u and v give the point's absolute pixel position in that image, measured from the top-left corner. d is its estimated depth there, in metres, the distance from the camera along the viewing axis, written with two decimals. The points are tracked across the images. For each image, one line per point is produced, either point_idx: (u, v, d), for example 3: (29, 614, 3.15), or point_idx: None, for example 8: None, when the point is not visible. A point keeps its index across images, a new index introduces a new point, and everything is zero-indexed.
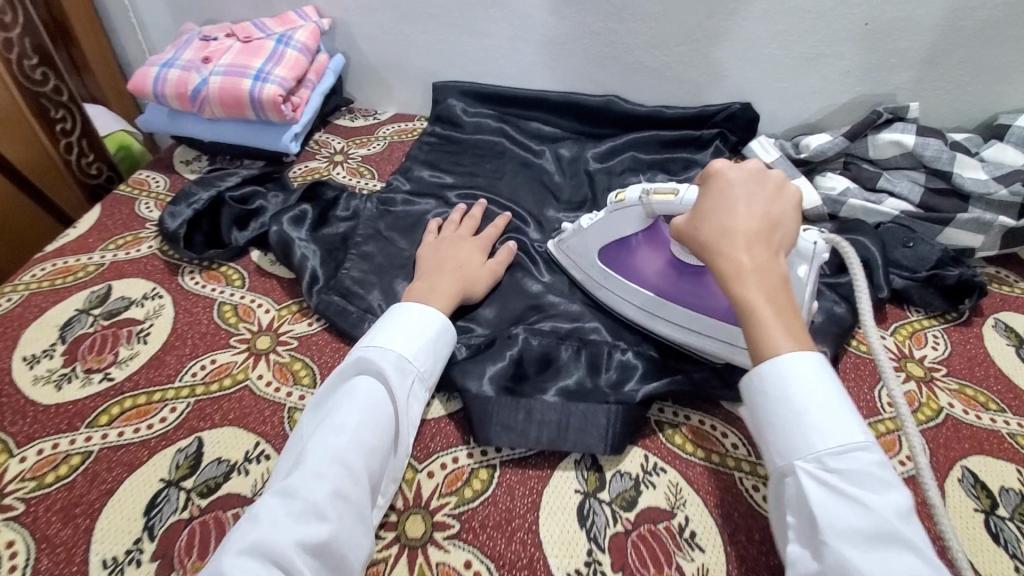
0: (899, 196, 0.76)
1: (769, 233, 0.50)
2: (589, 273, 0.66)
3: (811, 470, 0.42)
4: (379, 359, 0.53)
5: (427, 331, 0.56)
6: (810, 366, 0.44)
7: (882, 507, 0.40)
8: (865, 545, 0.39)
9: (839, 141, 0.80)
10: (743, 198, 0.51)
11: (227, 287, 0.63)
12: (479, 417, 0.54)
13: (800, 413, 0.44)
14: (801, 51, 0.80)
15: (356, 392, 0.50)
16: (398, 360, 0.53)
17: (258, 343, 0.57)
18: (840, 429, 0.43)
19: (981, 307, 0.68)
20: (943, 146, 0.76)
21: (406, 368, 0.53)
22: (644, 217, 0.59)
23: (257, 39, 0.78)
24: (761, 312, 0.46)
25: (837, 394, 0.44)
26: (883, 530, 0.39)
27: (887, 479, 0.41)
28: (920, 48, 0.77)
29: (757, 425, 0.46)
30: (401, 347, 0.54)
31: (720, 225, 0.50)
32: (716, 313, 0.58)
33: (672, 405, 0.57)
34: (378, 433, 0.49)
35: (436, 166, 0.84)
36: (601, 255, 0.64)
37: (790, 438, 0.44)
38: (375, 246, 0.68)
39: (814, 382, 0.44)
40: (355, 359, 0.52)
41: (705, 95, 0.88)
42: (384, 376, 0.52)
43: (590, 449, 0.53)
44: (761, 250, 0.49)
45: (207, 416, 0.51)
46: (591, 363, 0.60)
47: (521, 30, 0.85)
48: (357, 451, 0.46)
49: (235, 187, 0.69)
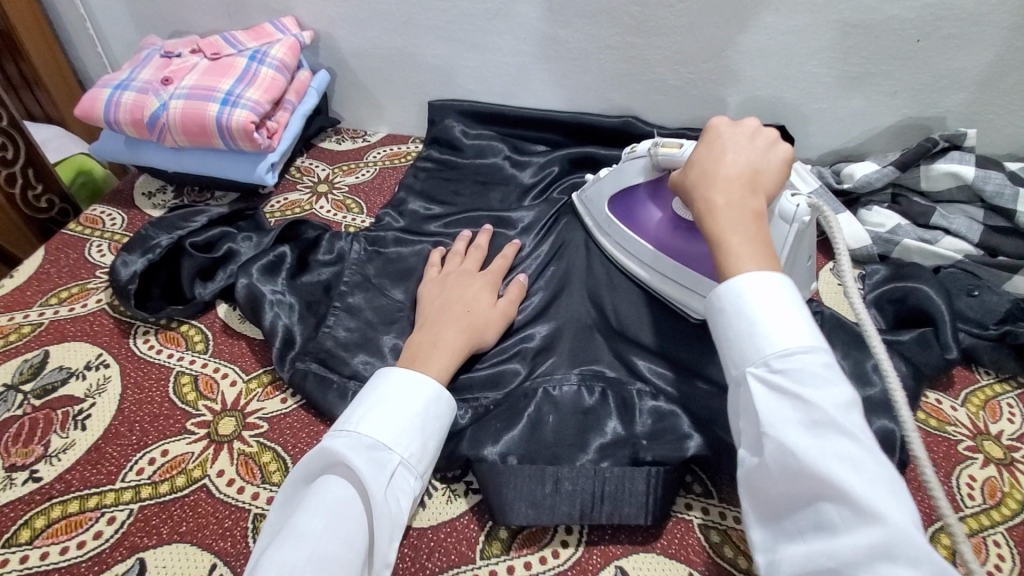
0: (957, 234, 0.67)
1: (752, 180, 0.48)
2: (598, 222, 0.66)
3: (761, 375, 0.39)
4: (352, 449, 0.43)
5: (413, 407, 0.45)
6: (771, 287, 0.41)
7: (823, 401, 0.37)
8: (804, 439, 0.36)
9: (889, 171, 0.70)
10: (731, 147, 0.50)
11: (187, 352, 0.54)
12: (496, 495, 0.46)
13: (754, 327, 0.41)
14: (843, 69, 0.71)
15: (324, 496, 0.41)
16: (374, 448, 0.43)
17: (220, 428, 0.49)
18: (790, 335, 0.39)
19: None
20: (1005, 180, 0.67)
21: (386, 460, 0.43)
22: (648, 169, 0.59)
23: (228, 56, 0.72)
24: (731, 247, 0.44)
25: (794, 306, 0.40)
26: (824, 422, 0.36)
27: (832, 375, 0.38)
28: (981, 68, 0.68)
29: (715, 342, 0.44)
30: (379, 432, 0.44)
31: (700, 169, 0.49)
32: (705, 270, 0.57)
33: (719, 503, 0.48)
34: (345, 553, 0.39)
35: (432, 197, 0.75)
36: (613, 204, 0.64)
37: (740, 349, 0.41)
38: (362, 297, 0.59)
39: (769, 298, 0.41)
40: (321, 451, 0.42)
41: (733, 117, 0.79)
42: (358, 472, 0.42)
43: (629, 520, 0.45)
44: (740, 193, 0.47)
45: (152, 529, 0.43)
46: (623, 408, 0.52)
47: (527, 44, 0.75)
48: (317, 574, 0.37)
49: (200, 230, 0.60)
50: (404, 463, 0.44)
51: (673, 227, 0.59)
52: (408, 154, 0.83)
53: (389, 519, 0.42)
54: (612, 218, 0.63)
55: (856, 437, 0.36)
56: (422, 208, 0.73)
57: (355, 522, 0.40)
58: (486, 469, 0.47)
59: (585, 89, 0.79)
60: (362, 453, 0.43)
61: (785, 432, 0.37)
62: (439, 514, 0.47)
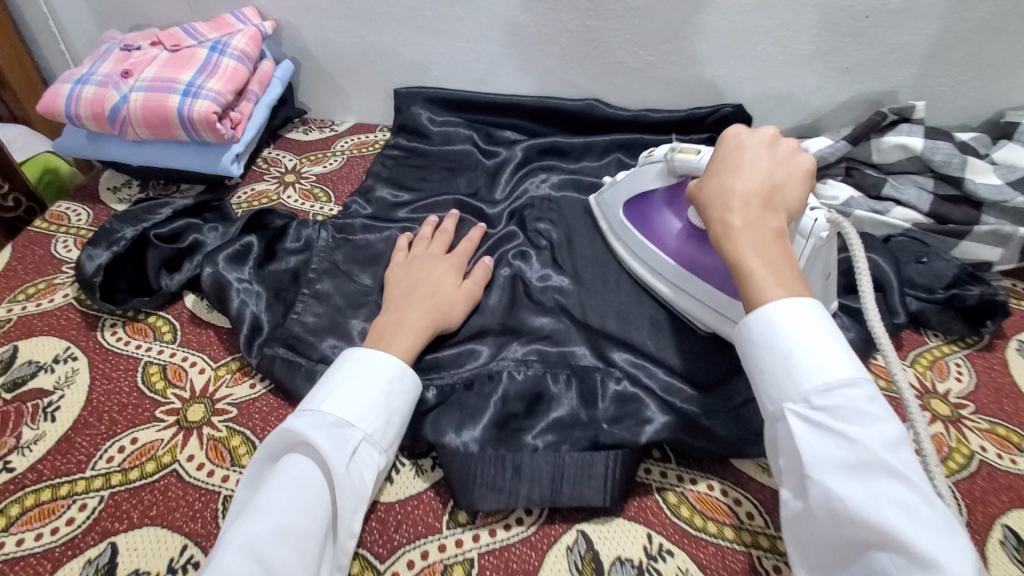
0: (907, 204, 0.70)
1: (771, 194, 0.48)
2: (612, 225, 0.66)
3: (799, 410, 0.40)
4: (314, 426, 0.44)
5: (375, 383, 0.47)
6: (804, 315, 0.41)
7: (869, 441, 0.37)
8: (858, 488, 0.36)
9: (842, 146, 0.73)
10: (747, 160, 0.50)
11: (155, 343, 0.55)
12: (460, 476, 0.47)
13: (788, 358, 0.41)
14: (798, 47, 0.73)
15: (289, 472, 0.42)
16: (337, 425, 0.45)
17: (189, 415, 0.50)
18: (827, 368, 0.40)
19: (1003, 328, 0.63)
20: (953, 149, 0.70)
21: (349, 436, 0.45)
22: (665, 174, 0.60)
23: (188, 48, 0.72)
24: (754, 270, 0.44)
25: (830, 334, 0.41)
26: (867, 462, 0.37)
27: (877, 411, 0.38)
28: (925, 41, 0.71)
29: (748, 375, 0.44)
30: (340, 408, 0.46)
31: (719, 166, 0.50)
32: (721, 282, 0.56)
33: (676, 467, 0.50)
34: (309, 526, 0.40)
35: (399, 183, 0.75)
36: (627, 209, 0.64)
37: (776, 385, 0.42)
38: (330, 283, 0.60)
39: (805, 327, 0.41)
40: (284, 430, 0.44)
41: (693, 97, 0.80)
42: (320, 449, 0.43)
43: (588, 502, 0.46)
44: (760, 209, 0.47)
45: (123, 513, 0.44)
46: (585, 394, 0.53)
47: (488, 29, 0.76)
48: (281, 542, 0.39)
49: (164, 222, 0.60)
50: (368, 439, 0.45)
51: (687, 237, 0.60)
52: (375, 142, 0.84)
53: (354, 492, 0.43)
54: (626, 221, 0.64)
55: (908, 481, 0.36)
56: (388, 195, 0.74)
57: (319, 497, 0.42)
58: (451, 454, 0.47)
59: (548, 74, 0.80)
60: (325, 429, 0.44)
61: (828, 485, 0.38)
62: (407, 489, 0.49)
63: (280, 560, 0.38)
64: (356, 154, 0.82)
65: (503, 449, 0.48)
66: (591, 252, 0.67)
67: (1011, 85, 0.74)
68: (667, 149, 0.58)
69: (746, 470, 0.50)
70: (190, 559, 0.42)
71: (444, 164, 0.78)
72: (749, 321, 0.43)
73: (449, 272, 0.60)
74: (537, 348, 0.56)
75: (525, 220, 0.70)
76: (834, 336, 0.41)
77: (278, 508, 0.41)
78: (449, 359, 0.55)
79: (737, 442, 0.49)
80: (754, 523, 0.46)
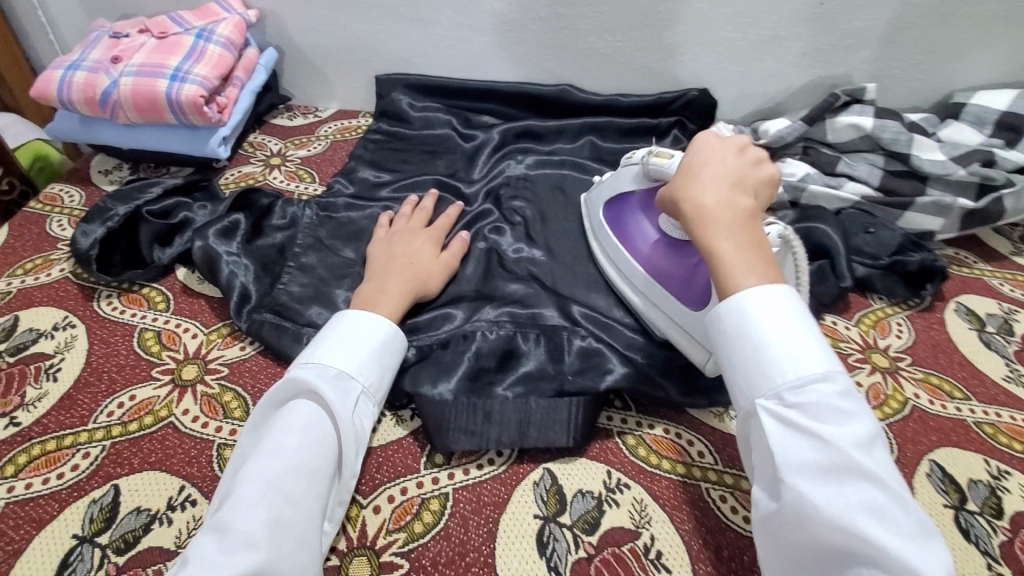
0: (860, 179, 0.83)
1: (741, 180, 0.59)
2: (594, 226, 0.74)
3: (771, 407, 0.51)
4: (319, 378, 0.56)
5: (369, 346, 0.58)
6: (773, 299, 0.53)
7: (840, 440, 0.47)
8: (824, 480, 0.47)
9: (798, 125, 0.85)
10: (717, 155, 0.61)
11: (149, 311, 0.65)
12: (436, 422, 0.58)
13: (760, 345, 0.52)
14: (759, 32, 0.84)
15: (296, 415, 0.54)
16: (339, 378, 0.56)
17: (184, 374, 0.61)
18: (800, 360, 0.51)
19: (943, 292, 0.74)
20: (900, 129, 0.83)
21: (348, 387, 0.56)
22: (640, 175, 0.69)
23: (174, 35, 0.75)
24: (723, 255, 0.56)
25: (801, 328, 0.52)
26: (839, 463, 0.46)
27: (850, 410, 0.48)
28: (879, 27, 0.83)
29: (725, 367, 0.55)
30: (340, 363, 0.57)
31: (688, 167, 0.62)
32: (671, 282, 0.65)
33: (635, 415, 0.63)
34: (315, 462, 0.52)
35: (380, 165, 0.84)
36: (607, 208, 0.73)
37: (752, 378, 0.52)
38: (314, 256, 0.69)
39: (776, 315, 0.52)
40: (291, 378, 0.56)
41: (649, 83, 0.91)
42: (324, 396, 0.55)
43: (555, 441, 0.58)
44: (731, 196, 0.58)
45: (123, 460, 0.54)
46: (552, 350, 0.64)
47: (468, 17, 0.85)
48: (294, 478, 0.50)
49: (156, 200, 0.70)
50: (364, 390, 0.57)
51: (657, 241, 0.68)
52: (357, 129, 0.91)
53: (353, 434, 0.55)
54: (603, 222, 0.73)
55: (883, 488, 0.45)
56: (372, 178, 0.82)
57: (324, 437, 0.54)
58: (429, 403, 0.59)
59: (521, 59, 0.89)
60: (327, 383, 0.56)
61: (800, 471, 0.48)
62: (388, 436, 0.61)
63: (293, 485, 0.50)
64: (338, 141, 0.89)
65: (474, 398, 0.59)
66: (562, 226, 0.77)
67: (959, 70, 0.88)
68: (645, 154, 0.68)
69: (699, 418, 0.63)
70: (188, 497, 0.52)
71: (423, 147, 0.87)
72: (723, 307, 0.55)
73: (426, 245, 0.69)
74: (507, 311, 0.67)
75: (501, 200, 0.79)
76: (813, 338, 0.51)
77: (287, 447, 0.52)
78: (433, 318, 0.66)
79: (683, 398, 0.62)
80: (703, 460, 0.59)
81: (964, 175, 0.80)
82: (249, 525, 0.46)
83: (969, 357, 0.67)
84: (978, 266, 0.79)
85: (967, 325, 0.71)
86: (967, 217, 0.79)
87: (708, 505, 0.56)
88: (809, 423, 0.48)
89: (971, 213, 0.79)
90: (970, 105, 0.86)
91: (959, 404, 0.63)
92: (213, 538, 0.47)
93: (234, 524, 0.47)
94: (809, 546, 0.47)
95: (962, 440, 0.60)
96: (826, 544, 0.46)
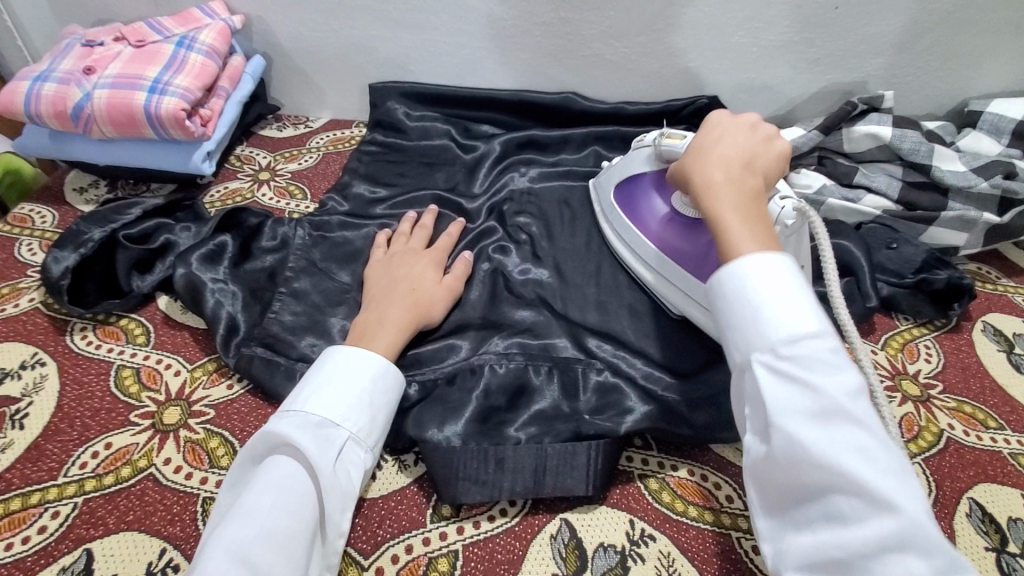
0: (878, 192, 0.83)
1: (749, 159, 0.62)
2: (605, 208, 0.80)
3: (766, 360, 0.50)
4: (299, 428, 0.56)
5: (357, 392, 0.58)
6: (772, 269, 0.53)
7: (829, 389, 0.47)
8: (817, 423, 0.47)
9: (812, 136, 0.85)
10: (728, 135, 0.65)
11: (129, 344, 0.70)
12: (445, 474, 0.57)
13: (757, 311, 0.52)
14: (766, 38, 0.87)
15: (275, 471, 0.53)
16: (322, 429, 0.56)
17: (164, 419, 0.64)
18: (791, 322, 0.51)
19: (970, 312, 0.74)
20: (918, 139, 0.84)
21: (333, 436, 0.56)
22: (652, 157, 0.74)
23: (153, 44, 0.84)
24: (728, 222, 0.57)
25: (791, 284, 0.52)
26: (829, 408, 0.46)
27: (836, 361, 0.49)
28: (894, 32, 0.86)
29: (722, 325, 0.55)
30: (326, 409, 0.57)
31: (699, 146, 0.65)
32: (688, 257, 0.69)
33: (657, 455, 0.63)
34: (292, 521, 0.51)
35: (375, 179, 0.87)
36: (618, 191, 0.79)
37: (746, 333, 0.53)
38: (307, 281, 0.73)
39: (766, 277, 0.53)
40: (271, 431, 0.55)
41: (635, 92, 0.96)
42: (306, 446, 0.54)
43: (572, 490, 0.57)
44: (737, 170, 0.61)
45: (96, 521, 0.56)
46: (566, 387, 0.65)
47: (464, 21, 0.88)
48: (267, 542, 0.49)
49: (133, 223, 0.75)
50: (352, 436, 0.57)
51: (670, 222, 0.72)
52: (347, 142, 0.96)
53: (338, 487, 0.54)
54: (616, 205, 0.78)
55: (868, 430, 0.46)
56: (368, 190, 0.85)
57: (303, 493, 0.53)
58: (436, 452, 0.58)
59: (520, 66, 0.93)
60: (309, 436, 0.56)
61: (791, 415, 0.48)
62: (391, 486, 0.60)
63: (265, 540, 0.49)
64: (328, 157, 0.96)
65: (485, 445, 0.58)
66: (570, 245, 0.80)
67: (974, 76, 0.91)
68: (656, 136, 0.72)
69: (723, 456, 0.63)
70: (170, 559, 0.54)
71: (421, 159, 0.90)
72: (723, 273, 0.55)
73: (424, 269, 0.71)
74: (519, 342, 0.68)
75: (508, 222, 0.81)
76: (799, 292, 0.52)
77: (262, 507, 0.51)
78: (445, 351, 0.68)
79: (716, 433, 0.61)
80: (731, 507, 0.59)
81: (985, 188, 0.81)
82: None
83: (1000, 383, 0.67)
84: (1002, 283, 0.79)
85: (994, 346, 0.71)
86: (991, 232, 0.80)
87: (740, 556, 0.55)
88: (798, 371, 0.48)
89: (994, 228, 0.80)
90: (987, 114, 0.90)
91: (994, 435, 0.63)
92: None
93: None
94: (796, 481, 0.47)
95: (1001, 476, 0.59)
96: (810, 479, 0.46)
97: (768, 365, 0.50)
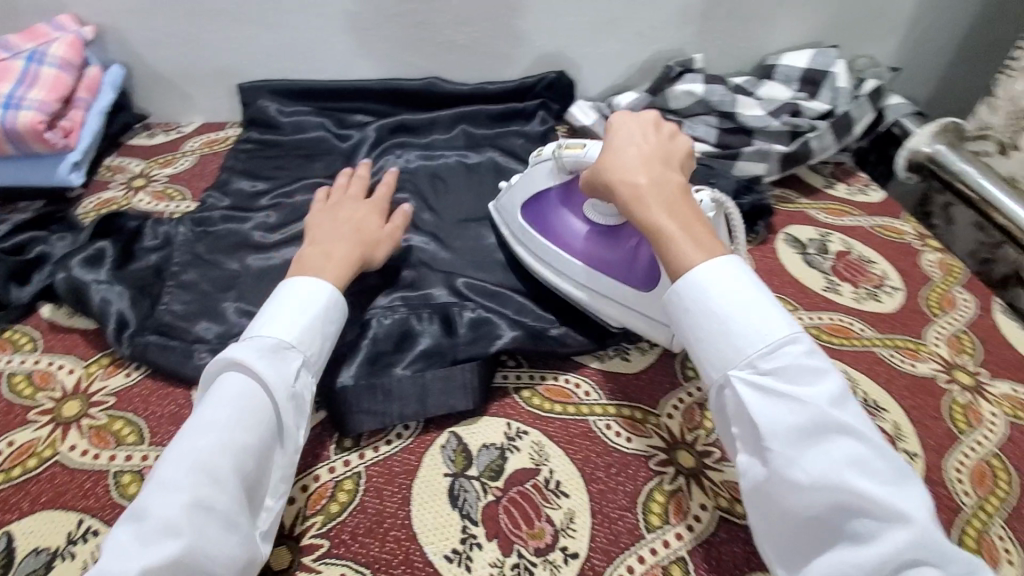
0: (700, 139, 1.00)
1: (665, 159, 0.72)
2: (513, 230, 0.87)
3: (746, 377, 0.59)
4: (258, 352, 0.64)
5: (313, 316, 0.68)
6: (729, 273, 0.63)
7: (816, 398, 0.56)
8: (808, 444, 0.55)
9: (643, 97, 1.06)
10: (628, 145, 0.74)
11: (18, 353, 0.74)
12: (349, 408, 0.70)
13: (727, 322, 0.61)
14: (598, 14, 1.02)
15: (234, 390, 0.61)
16: (278, 351, 0.65)
17: (67, 410, 0.69)
18: (767, 329, 0.60)
19: (775, 226, 0.98)
20: (725, 92, 1.02)
21: (289, 354, 0.66)
22: (557, 170, 0.83)
23: (3, 59, 0.90)
24: (669, 229, 0.66)
25: (751, 288, 0.62)
26: (821, 421, 0.55)
27: (816, 364, 0.58)
28: (697, 5, 1.03)
29: (691, 342, 0.64)
30: (280, 332, 0.66)
31: (611, 153, 0.74)
32: (608, 269, 0.79)
33: (526, 369, 0.79)
34: (245, 440, 0.59)
35: (256, 174, 0.96)
36: (525, 212, 0.86)
37: (719, 348, 0.62)
38: (195, 272, 0.81)
39: (728, 280, 0.63)
40: (229, 355, 0.63)
41: (487, 71, 1.08)
42: (258, 370, 0.62)
43: (454, 406, 0.72)
44: (658, 169, 0.71)
45: (12, 507, 0.61)
46: (445, 324, 0.79)
47: (316, 6, 0.97)
48: (228, 457, 0.57)
49: (9, 237, 0.83)
50: (303, 359, 0.66)
51: (588, 236, 0.81)
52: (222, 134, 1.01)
53: (298, 401, 0.65)
54: (528, 226, 0.85)
55: (862, 441, 0.55)
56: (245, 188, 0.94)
57: (259, 407, 0.61)
58: (339, 393, 0.71)
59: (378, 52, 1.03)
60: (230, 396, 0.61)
61: (781, 437, 0.56)
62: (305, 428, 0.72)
63: (200, 492, 0.55)
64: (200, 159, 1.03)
65: (375, 383, 0.71)
66: (459, 201, 0.95)
67: (770, 37, 1.09)
68: (556, 149, 0.81)
69: (578, 362, 0.81)
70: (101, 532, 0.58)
71: (297, 151, 1.00)
72: (679, 286, 0.65)
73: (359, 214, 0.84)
74: (402, 298, 0.82)
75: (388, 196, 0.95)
76: (765, 297, 0.62)
77: (220, 420, 0.59)
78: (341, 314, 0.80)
79: (562, 345, 0.79)
80: (588, 399, 0.76)
81: (776, 126, 0.99)
82: (164, 509, 0.53)
83: (795, 276, 0.89)
84: (799, 201, 1.03)
85: (794, 250, 0.94)
86: (785, 161, 1.00)
87: (595, 432, 0.73)
88: (787, 389, 0.57)
89: (788, 158, 1.00)
90: (780, 66, 1.08)
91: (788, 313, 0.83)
92: (131, 524, 0.53)
93: (145, 545, 0.51)
94: (814, 505, 0.54)
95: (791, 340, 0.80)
96: (827, 501, 0.54)
97: (306, 372, 0.65)
